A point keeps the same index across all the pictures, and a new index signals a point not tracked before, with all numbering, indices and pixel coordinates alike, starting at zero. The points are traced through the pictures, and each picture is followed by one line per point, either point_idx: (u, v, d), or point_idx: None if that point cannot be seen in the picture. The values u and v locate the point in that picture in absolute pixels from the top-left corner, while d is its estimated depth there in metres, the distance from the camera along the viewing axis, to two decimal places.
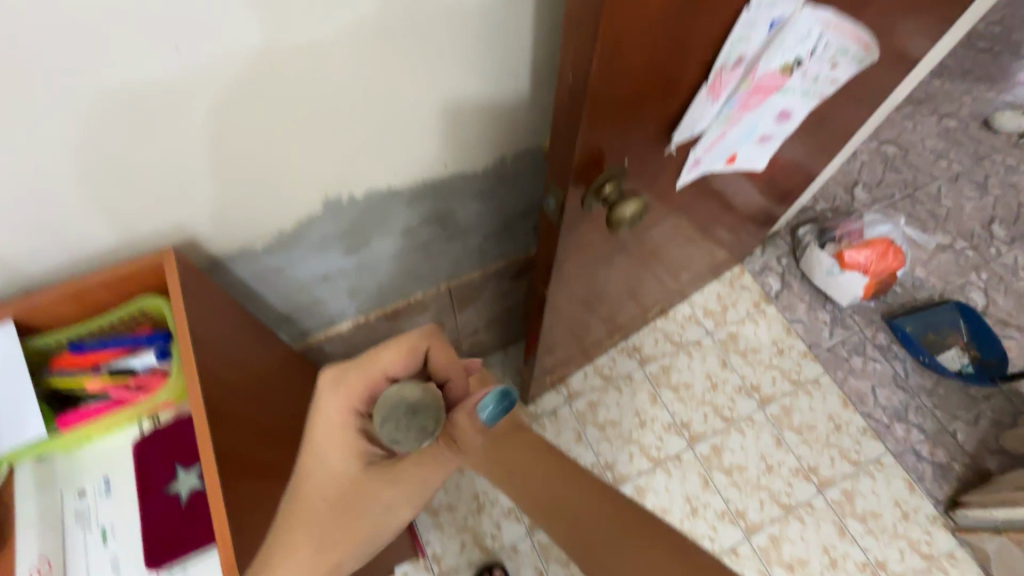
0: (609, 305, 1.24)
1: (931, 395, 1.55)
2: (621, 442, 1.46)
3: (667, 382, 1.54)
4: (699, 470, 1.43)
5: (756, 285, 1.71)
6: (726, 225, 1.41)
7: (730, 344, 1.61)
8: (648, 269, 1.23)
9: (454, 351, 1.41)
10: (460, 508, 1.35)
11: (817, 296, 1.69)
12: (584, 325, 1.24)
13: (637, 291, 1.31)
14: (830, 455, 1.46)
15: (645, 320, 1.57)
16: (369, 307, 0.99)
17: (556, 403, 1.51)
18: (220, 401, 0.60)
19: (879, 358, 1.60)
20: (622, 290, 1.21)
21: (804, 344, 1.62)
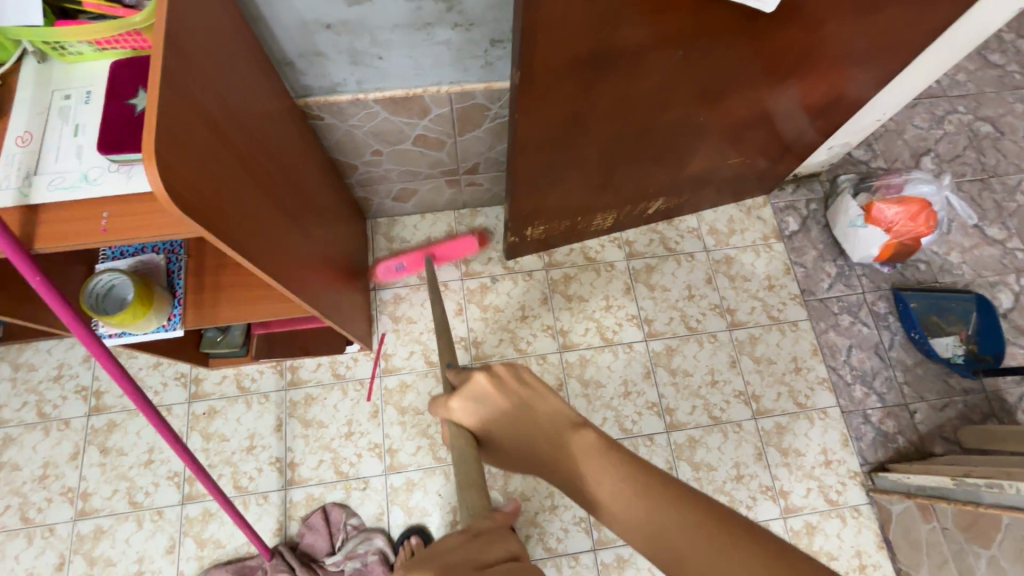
0: (605, 166, 1.24)
1: (907, 371, 1.50)
2: (581, 316, 1.52)
3: (645, 280, 1.56)
4: (645, 362, 1.48)
5: (773, 220, 1.66)
6: (755, 135, 1.35)
7: (722, 265, 1.59)
8: (654, 141, 1.22)
9: (453, 185, 1.47)
10: (419, 323, 1.49)
11: (831, 247, 1.62)
12: (573, 181, 1.26)
13: (639, 167, 1.31)
14: (778, 390, 1.47)
15: (646, 217, 1.56)
16: (370, 84, 1.05)
17: (537, 268, 1.57)
18: (187, 51, 0.67)
19: (870, 323, 1.55)
20: (619, 152, 1.21)
21: (797, 287, 1.58)
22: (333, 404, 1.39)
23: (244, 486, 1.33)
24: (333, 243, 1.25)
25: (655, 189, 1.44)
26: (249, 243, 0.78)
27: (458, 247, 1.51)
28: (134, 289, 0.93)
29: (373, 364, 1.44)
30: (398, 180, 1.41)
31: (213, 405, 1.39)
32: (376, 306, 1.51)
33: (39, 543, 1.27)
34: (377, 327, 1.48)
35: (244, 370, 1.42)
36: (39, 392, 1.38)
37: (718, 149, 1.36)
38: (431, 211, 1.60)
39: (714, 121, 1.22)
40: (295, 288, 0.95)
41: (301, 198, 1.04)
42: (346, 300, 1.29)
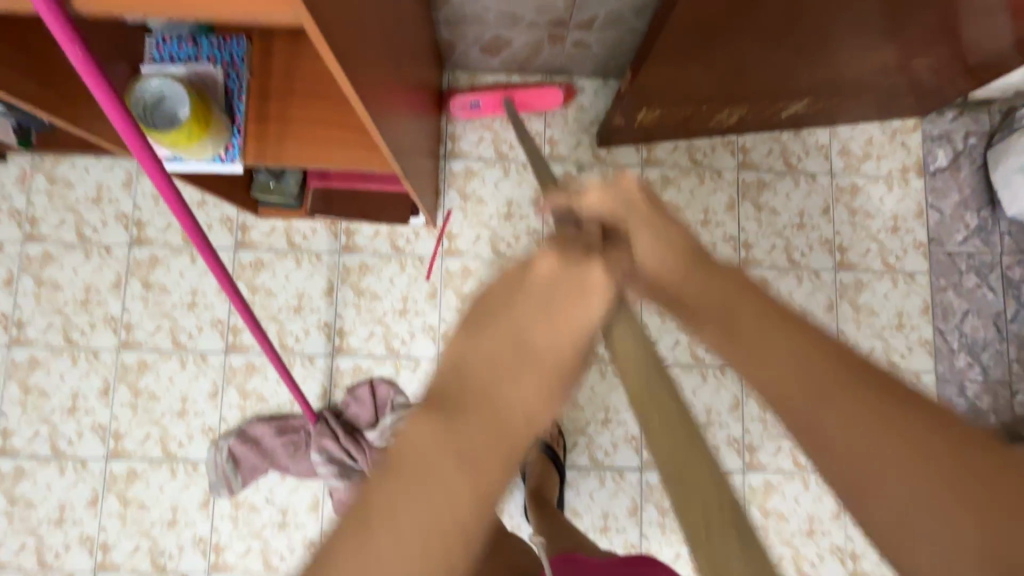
0: (768, 46, 0.98)
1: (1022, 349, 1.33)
2: None
3: (753, 198, 1.35)
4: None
5: (919, 150, 1.38)
6: (968, 42, 1.04)
7: (845, 195, 1.36)
8: (845, 21, 0.93)
9: (556, 42, 1.20)
10: (490, 205, 1.32)
11: (979, 195, 1.37)
12: (721, 58, 1.01)
13: (806, 55, 1.03)
14: (873, 344, 1.33)
15: (774, 121, 1.30)
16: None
17: (630, 163, 1.35)
18: None
19: (997, 289, 1.35)
20: (797, 29, 0.94)
21: (925, 234, 1.36)
22: (390, 277, 1.28)
23: (290, 345, 1.26)
24: (415, 89, 1.04)
25: (806, 88, 1.17)
26: (352, 63, 0.59)
27: (540, 97, 1.31)
28: (189, 103, 0.75)
29: (435, 242, 1.30)
30: (494, 24, 1.14)
31: (260, 257, 1.28)
32: (445, 177, 1.33)
33: (84, 364, 1.24)
34: (443, 201, 1.32)
35: (296, 225, 1.29)
36: (78, 212, 1.27)
37: (908, 50, 1.07)
38: (519, 72, 1.34)
39: (933, 10, 0.93)
40: (385, 136, 0.77)
41: (396, 19, 0.82)
42: (420, 163, 1.12)
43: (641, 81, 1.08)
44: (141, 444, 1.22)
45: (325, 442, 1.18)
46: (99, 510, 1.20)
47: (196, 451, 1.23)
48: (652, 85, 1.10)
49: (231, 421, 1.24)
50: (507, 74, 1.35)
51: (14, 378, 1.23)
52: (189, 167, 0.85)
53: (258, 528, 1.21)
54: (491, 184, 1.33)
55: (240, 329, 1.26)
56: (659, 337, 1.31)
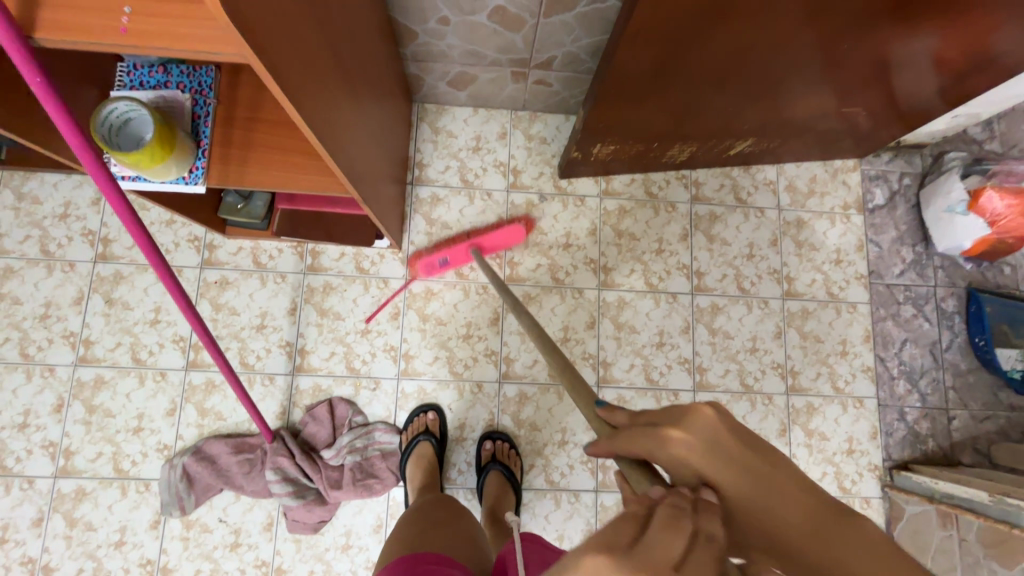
0: (711, 88, 1.06)
1: (957, 377, 1.41)
2: (629, 255, 1.40)
3: (706, 229, 1.42)
4: (686, 317, 1.38)
5: (858, 189, 1.48)
6: (889, 90, 1.15)
7: (792, 229, 1.45)
8: (779, 68, 1.02)
9: (518, 79, 1.28)
10: (454, 231, 1.37)
11: (914, 232, 1.46)
12: (669, 98, 1.09)
13: (746, 99, 1.12)
14: (818, 370, 1.39)
15: (724, 158, 1.39)
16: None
17: (590, 194, 1.42)
18: None
19: (933, 320, 1.43)
20: (735, 75, 1.03)
21: (865, 267, 1.44)
22: (354, 298, 1.31)
23: (251, 363, 1.27)
24: (380, 122, 1.09)
25: (750, 129, 1.25)
26: (306, 94, 0.63)
27: (505, 235, 1.31)
28: (155, 127, 0.79)
29: (400, 264, 1.34)
30: (459, 60, 1.21)
31: (226, 276, 1.30)
32: (411, 203, 1.37)
33: (38, 380, 1.23)
34: (409, 225, 1.36)
35: (263, 246, 1.31)
36: (43, 228, 1.28)
37: (838, 96, 1.16)
38: (486, 106, 1.42)
39: (857, 60, 1.03)
40: (342, 164, 0.82)
41: (358, 58, 0.88)
42: (384, 189, 1.16)
43: (596, 118, 1.15)
44: (92, 462, 1.21)
45: (280, 460, 1.18)
46: (43, 530, 1.18)
47: (149, 469, 1.22)
48: (606, 123, 1.18)
49: (188, 439, 1.23)
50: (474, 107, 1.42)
51: None
52: (150, 186, 0.87)
53: (209, 549, 1.20)
54: (455, 209, 1.38)
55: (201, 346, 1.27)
56: (615, 360, 1.35)
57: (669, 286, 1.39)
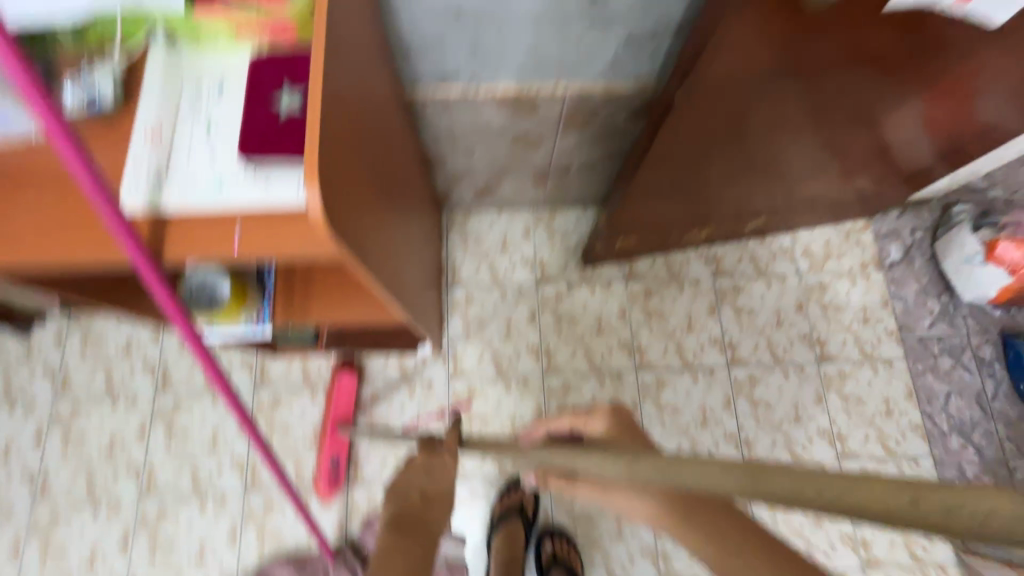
0: (742, 166, 1.07)
1: (1009, 425, 1.39)
2: (661, 334, 1.44)
3: (731, 302, 1.47)
4: (726, 392, 1.40)
5: (873, 247, 1.53)
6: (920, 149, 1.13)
7: (815, 292, 1.49)
8: (809, 140, 1.03)
9: (539, 182, 1.37)
10: (490, 326, 1.44)
11: (936, 283, 1.50)
12: (697, 182, 1.11)
13: (778, 167, 1.12)
14: (867, 432, 1.38)
15: (744, 230, 1.44)
16: (484, 79, 0.95)
17: (615, 278, 1.49)
18: (337, 66, 0.61)
19: (972, 369, 1.43)
20: (765, 152, 1.04)
21: (895, 322, 1.47)
22: (401, 402, 1.37)
23: (303, 479, 1.30)
24: (416, 235, 1.15)
25: (773, 198, 1.28)
26: (372, 258, 0.73)
27: (340, 396, 1.32)
28: (230, 284, 0.89)
29: (441, 366, 1.40)
30: (485, 174, 1.32)
31: (278, 396, 1.36)
32: (448, 305, 1.45)
33: (105, 515, 1.27)
34: (447, 328, 1.43)
35: (312, 361, 1.38)
36: (107, 366, 1.36)
37: (866, 158, 1.16)
38: (509, 206, 1.51)
39: (895, 124, 1.00)
40: (387, 288, 0.84)
41: (396, 184, 0.93)
42: (422, 296, 1.20)
43: (625, 204, 1.19)
44: None
45: None
46: None
47: None
48: (631, 214, 1.23)
49: (250, 561, 1.25)
50: (498, 208, 1.51)
51: (36, 534, 1.25)
52: (223, 336, 0.94)
53: None
54: (491, 307, 1.45)
55: (258, 469, 1.31)
56: (661, 443, 1.36)
57: (705, 363, 1.42)
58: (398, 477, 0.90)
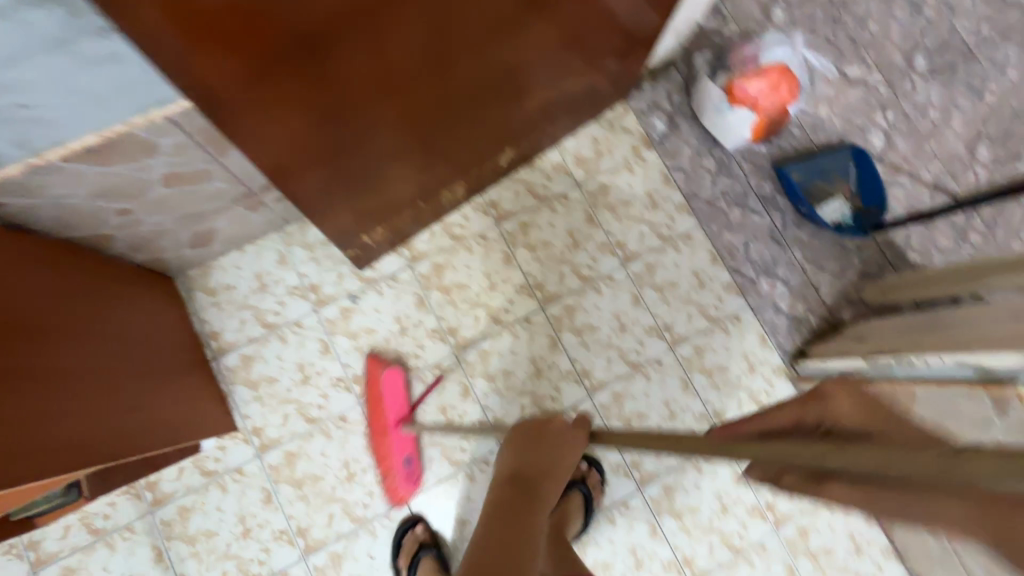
0: (420, 97, 0.82)
1: (840, 322, 1.38)
2: (512, 394, 1.26)
3: (569, 325, 1.31)
4: (597, 422, 1.27)
5: (677, 187, 1.41)
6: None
7: (645, 278, 1.36)
8: (477, 33, 0.77)
9: (257, 209, 1.14)
10: (291, 439, 1.20)
11: (740, 202, 1.42)
12: (384, 134, 0.87)
13: (472, 75, 0.87)
14: (738, 398, 1.31)
15: (507, 141, 1.22)
16: (40, 141, 0.71)
17: (415, 311, 1.27)
18: None
19: (793, 279, 1.39)
20: (430, 72, 0.78)
21: (727, 273, 1.38)
22: (222, 563, 1.14)
23: None
24: (76, 348, 0.86)
25: (501, 109, 1.07)
26: None
27: (388, 390, 1.20)
28: None
29: (245, 445, 1.19)
30: (180, 226, 1.07)
31: (67, 564, 1.10)
32: (234, 409, 1.20)
33: None
34: (235, 402, 1.21)
35: (91, 509, 1.12)
36: None
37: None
38: (267, 277, 1.26)
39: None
40: None
41: None
42: (123, 400, 0.92)
43: (327, 206, 0.95)
44: None
45: None
46: None
47: None
48: (353, 212, 1.03)
49: None
50: (256, 275, 1.25)
51: None
52: None
53: None
54: (285, 397, 1.21)
55: None
56: None
57: (545, 361, 1.29)
58: (527, 434, 1.02)
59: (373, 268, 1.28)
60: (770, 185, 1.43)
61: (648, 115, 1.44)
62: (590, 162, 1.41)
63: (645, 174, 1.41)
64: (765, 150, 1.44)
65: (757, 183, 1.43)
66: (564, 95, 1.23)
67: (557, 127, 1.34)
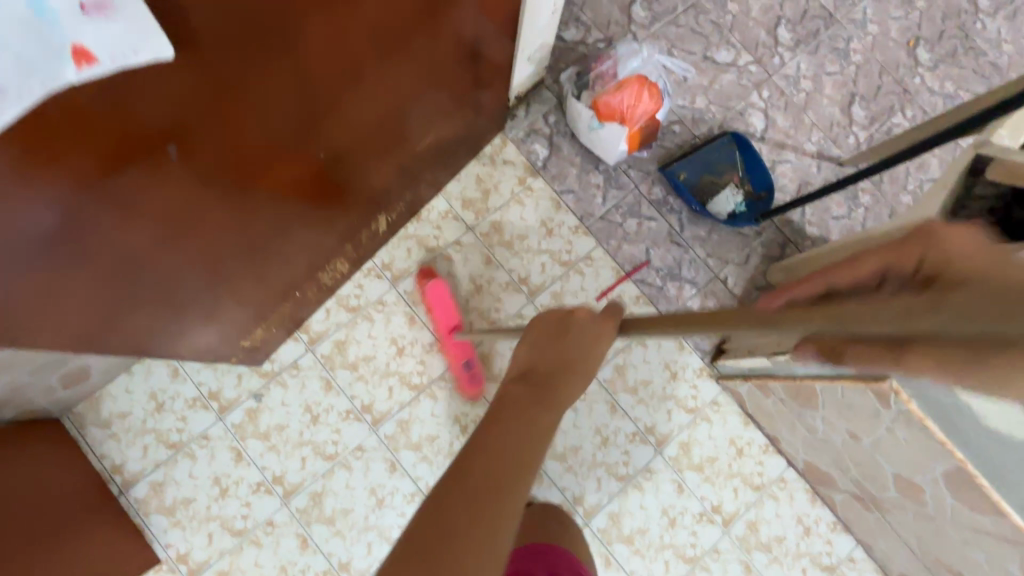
0: (228, 225, 0.77)
1: (753, 309, 1.39)
2: (442, 458, 1.23)
3: (486, 374, 1.28)
4: None
5: (570, 208, 1.40)
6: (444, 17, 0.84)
7: (554, 307, 1.34)
8: (262, 153, 0.72)
9: None
10: (219, 558, 1.15)
11: (635, 211, 1.42)
12: (207, 265, 0.82)
13: (284, 181, 0.82)
14: (667, 409, 1.30)
15: (376, 209, 1.19)
16: None
17: (325, 396, 1.23)
18: None
19: (700, 277, 1.40)
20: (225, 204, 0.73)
21: (634, 286, 1.38)
22: None
23: None
24: None
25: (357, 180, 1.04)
26: None
27: (438, 300, 1.26)
28: None
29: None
30: (42, 376, 0.99)
31: None
32: (153, 541, 1.15)
33: None
34: (152, 534, 1.15)
35: None
36: None
37: (406, 66, 0.86)
38: (163, 395, 1.20)
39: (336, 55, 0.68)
40: None
41: None
42: None
43: (174, 337, 0.91)
44: None
45: None
46: None
47: None
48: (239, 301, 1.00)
49: None
50: (150, 396, 1.19)
51: None
52: None
53: None
54: (205, 515, 1.16)
55: None
56: None
57: (468, 417, 1.26)
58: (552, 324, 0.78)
59: (273, 361, 1.24)
60: (661, 188, 1.43)
61: (528, 142, 1.42)
62: (478, 202, 1.37)
63: (536, 204, 1.39)
64: (649, 155, 1.43)
65: (648, 189, 1.43)
66: (430, 150, 1.20)
67: (434, 176, 1.30)
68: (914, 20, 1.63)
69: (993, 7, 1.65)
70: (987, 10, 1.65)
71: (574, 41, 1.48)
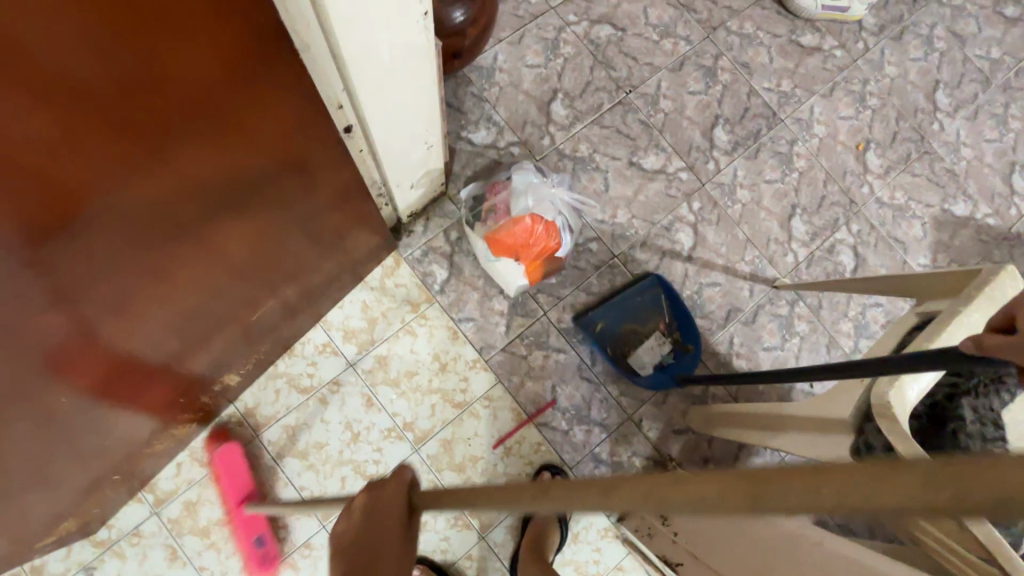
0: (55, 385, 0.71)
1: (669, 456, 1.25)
2: None
3: None
4: None
5: (470, 337, 1.25)
6: (316, 181, 0.83)
7: (443, 458, 1.19)
8: (102, 311, 0.67)
9: None
10: None
11: (542, 342, 1.26)
12: (58, 426, 0.78)
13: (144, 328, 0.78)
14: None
15: (225, 361, 1.05)
16: None
17: (168, 568, 1.10)
18: None
19: (612, 420, 1.25)
20: (61, 368, 0.69)
21: (536, 430, 1.23)
22: None
23: None
24: None
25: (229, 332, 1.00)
26: None
27: (226, 473, 1.11)
28: None
29: None
30: None
31: None
32: None
33: None
34: None
35: None
36: None
37: (270, 220, 0.83)
38: None
39: (173, 222, 0.65)
40: None
41: None
42: None
43: None
44: None
45: None
46: None
47: None
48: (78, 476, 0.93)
49: None
50: None
51: None
52: None
53: None
54: None
55: None
56: None
57: None
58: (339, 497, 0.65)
59: (110, 526, 1.10)
60: (572, 316, 1.28)
61: (424, 263, 1.26)
62: (361, 333, 1.22)
63: (428, 335, 1.24)
64: (560, 279, 1.29)
65: (557, 317, 1.28)
66: (290, 296, 1.07)
67: (306, 312, 1.15)
68: (865, 120, 1.48)
69: (952, 107, 1.51)
70: (945, 110, 1.51)
71: (482, 145, 1.33)
